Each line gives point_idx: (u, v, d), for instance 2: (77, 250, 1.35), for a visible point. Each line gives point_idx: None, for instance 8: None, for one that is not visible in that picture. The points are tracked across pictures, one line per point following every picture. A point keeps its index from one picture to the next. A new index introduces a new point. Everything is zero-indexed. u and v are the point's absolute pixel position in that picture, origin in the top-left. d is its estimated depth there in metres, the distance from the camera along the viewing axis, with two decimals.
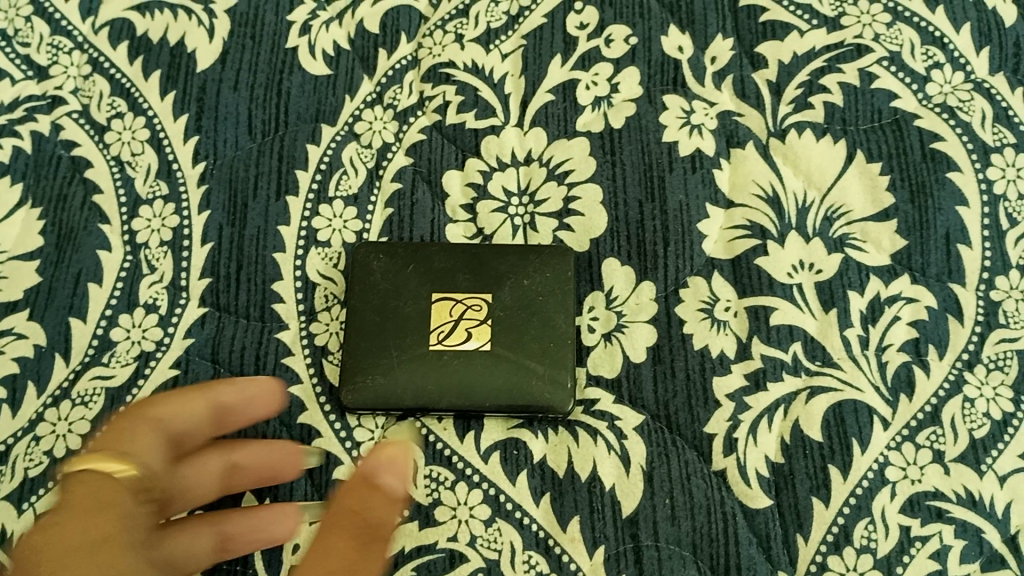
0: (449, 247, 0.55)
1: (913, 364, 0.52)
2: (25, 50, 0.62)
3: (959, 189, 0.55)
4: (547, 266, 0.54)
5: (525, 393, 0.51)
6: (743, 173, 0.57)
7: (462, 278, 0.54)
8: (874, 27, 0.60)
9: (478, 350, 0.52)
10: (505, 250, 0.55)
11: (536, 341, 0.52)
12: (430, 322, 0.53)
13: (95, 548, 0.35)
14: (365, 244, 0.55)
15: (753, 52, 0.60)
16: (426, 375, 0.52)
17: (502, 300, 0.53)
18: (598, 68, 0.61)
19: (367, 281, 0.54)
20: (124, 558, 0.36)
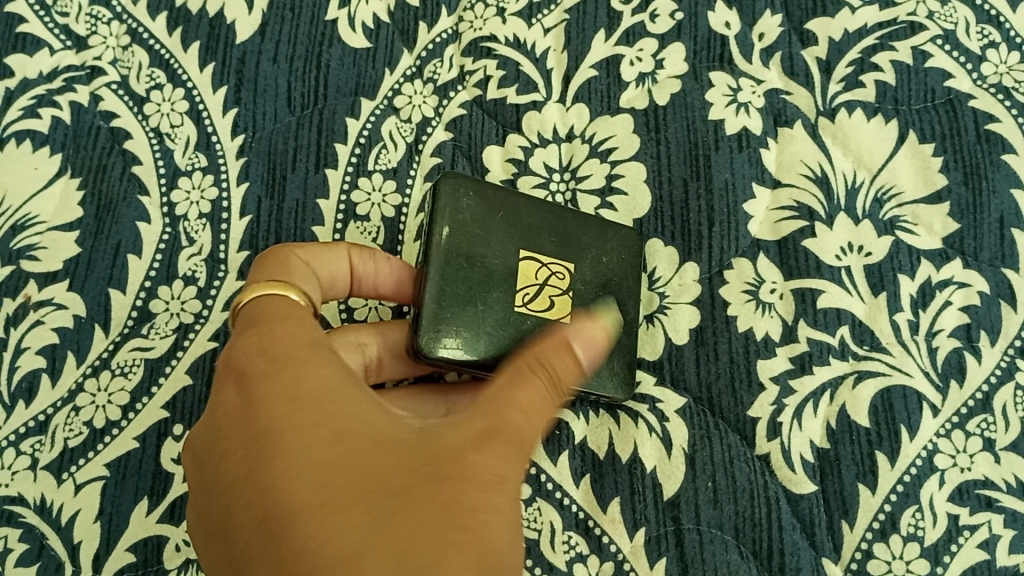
0: (538, 203, 0.52)
1: (964, 350, 0.51)
2: (63, 20, 0.62)
3: (1014, 172, 0.54)
4: (623, 247, 0.52)
5: (600, 375, 0.49)
6: (791, 153, 0.56)
7: (548, 240, 0.52)
8: (928, 4, 0.58)
9: (561, 320, 0.50)
10: (587, 218, 0.53)
11: (613, 321, 0.51)
12: (516, 282, 0.50)
13: (314, 363, 0.42)
14: (456, 176, 0.51)
15: (803, 29, 0.58)
16: (510, 339, 0.49)
17: (584, 272, 0.52)
18: (643, 43, 0.59)
19: (454, 219, 0.50)
20: (331, 364, 0.42)
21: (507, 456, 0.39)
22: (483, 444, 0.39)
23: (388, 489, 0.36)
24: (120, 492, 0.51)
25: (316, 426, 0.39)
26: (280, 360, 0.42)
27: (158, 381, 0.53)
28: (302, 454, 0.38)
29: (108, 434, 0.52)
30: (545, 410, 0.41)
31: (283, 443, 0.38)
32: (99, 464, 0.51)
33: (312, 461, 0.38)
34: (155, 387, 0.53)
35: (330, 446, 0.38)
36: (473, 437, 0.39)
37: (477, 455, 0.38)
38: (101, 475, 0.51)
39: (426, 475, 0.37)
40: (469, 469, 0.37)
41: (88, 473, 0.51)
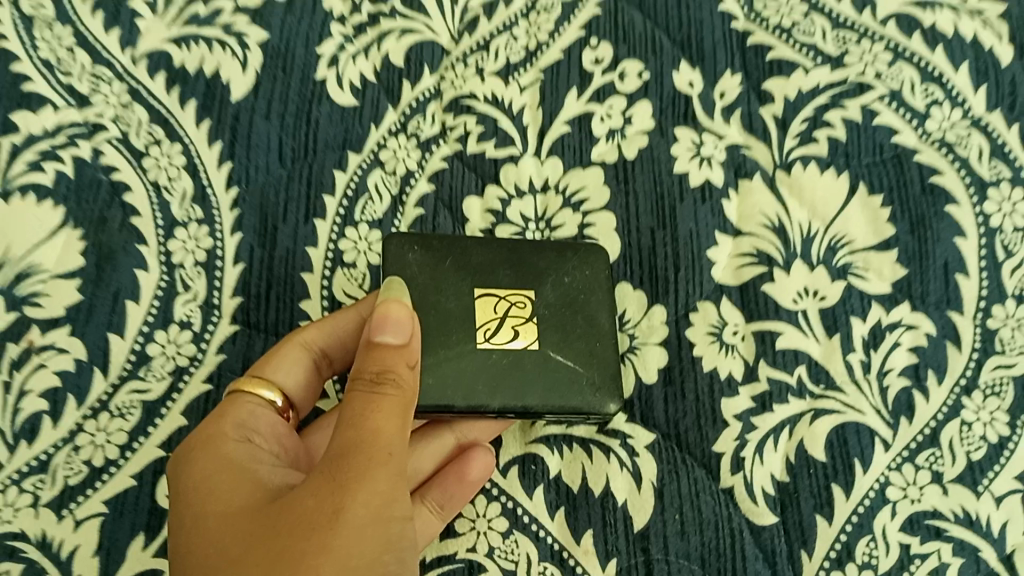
0: (487, 242, 0.56)
1: (913, 388, 0.54)
2: (67, 79, 0.66)
3: (956, 222, 0.58)
4: (587, 264, 0.56)
5: (578, 392, 0.52)
6: (750, 203, 0.59)
7: (503, 274, 0.55)
8: (875, 65, 0.63)
9: (528, 348, 0.53)
10: (543, 247, 0.56)
11: (580, 337, 0.54)
12: (476, 318, 0.53)
13: (216, 446, 0.49)
14: (398, 236, 0.55)
15: (761, 88, 0.63)
16: (479, 378, 0.52)
17: (546, 297, 0.55)
18: (612, 101, 0.64)
19: (401, 272, 0.54)
20: (228, 445, 0.49)
21: (348, 489, 0.42)
22: (326, 487, 0.42)
23: (244, 547, 0.42)
24: (117, 527, 0.53)
25: (205, 505, 0.46)
26: (192, 445, 0.50)
27: (154, 422, 0.56)
28: (194, 530, 0.45)
29: (107, 471, 0.55)
30: (383, 429, 0.44)
31: (185, 526, 0.45)
32: (97, 501, 0.54)
33: (206, 535, 0.44)
34: (153, 426, 0.56)
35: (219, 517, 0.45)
36: (316, 482, 0.43)
37: (317, 500, 0.42)
38: (99, 511, 0.54)
39: (273, 522, 0.42)
40: (311, 509, 0.42)
41: (88, 509, 0.54)
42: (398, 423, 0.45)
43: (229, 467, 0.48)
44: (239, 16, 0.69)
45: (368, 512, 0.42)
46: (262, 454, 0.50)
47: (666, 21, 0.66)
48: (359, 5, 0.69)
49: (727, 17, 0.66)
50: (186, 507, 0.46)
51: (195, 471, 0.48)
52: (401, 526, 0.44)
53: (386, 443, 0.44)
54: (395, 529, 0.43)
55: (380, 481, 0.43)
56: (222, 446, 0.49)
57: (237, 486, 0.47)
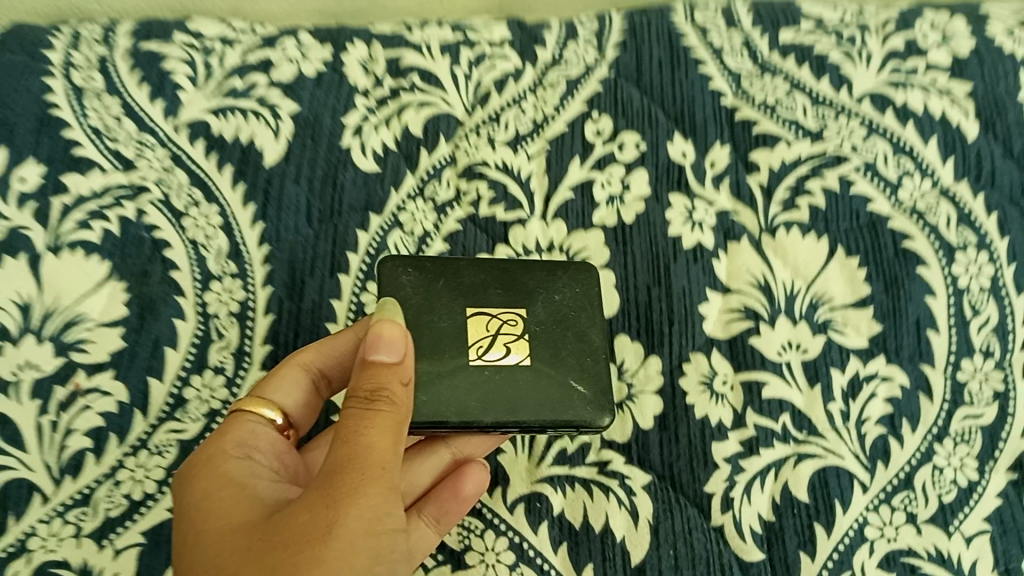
0: (477, 263, 0.58)
1: (888, 435, 0.59)
2: (115, 145, 0.73)
3: (927, 282, 0.63)
4: (575, 282, 0.59)
5: (572, 408, 0.55)
6: (738, 264, 0.65)
7: (494, 292, 0.57)
8: (851, 140, 0.69)
9: (520, 365, 0.55)
10: (532, 267, 0.59)
11: (571, 354, 0.57)
12: (469, 336, 0.55)
13: (218, 464, 0.52)
14: (390, 259, 0.57)
15: (748, 159, 0.69)
16: (473, 395, 0.53)
17: (537, 315, 0.57)
18: (612, 169, 0.70)
19: (395, 293, 0.56)
20: (230, 463, 0.52)
21: (340, 504, 0.44)
22: (320, 503, 0.45)
23: (242, 561, 0.44)
24: (153, 556, 0.59)
25: (209, 521, 0.48)
26: (195, 463, 0.53)
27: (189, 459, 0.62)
28: (197, 546, 0.47)
29: (144, 504, 0.60)
30: (380, 445, 0.46)
31: (190, 541, 0.48)
32: (136, 532, 0.59)
33: (211, 552, 0.46)
34: None
35: (222, 534, 0.47)
36: (311, 499, 0.45)
37: (311, 515, 0.44)
38: (137, 542, 0.59)
39: (269, 536, 0.44)
40: (304, 524, 0.44)
41: (126, 539, 0.59)
42: (393, 439, 0.47)
43: (230, 485, 0.51)
44: (274, 90, 0.75)
45: (360, 526, 0.44)
46: (262, 471, 0.53)
47: (662, 97, 0.73)
48: (381, 81, 0.76)
49: (716, 94, 0.72)
50: (188, 523, 0.49)
51: (198, 488, 0.51)
52: (393, 538, 0.46)
53: (381, 457, 0.46)
54: (387, 542, 0.45)
55: (373, 496, 0.45)
56: (223, 465, 0.52)
57: (236, 503, 0.49)
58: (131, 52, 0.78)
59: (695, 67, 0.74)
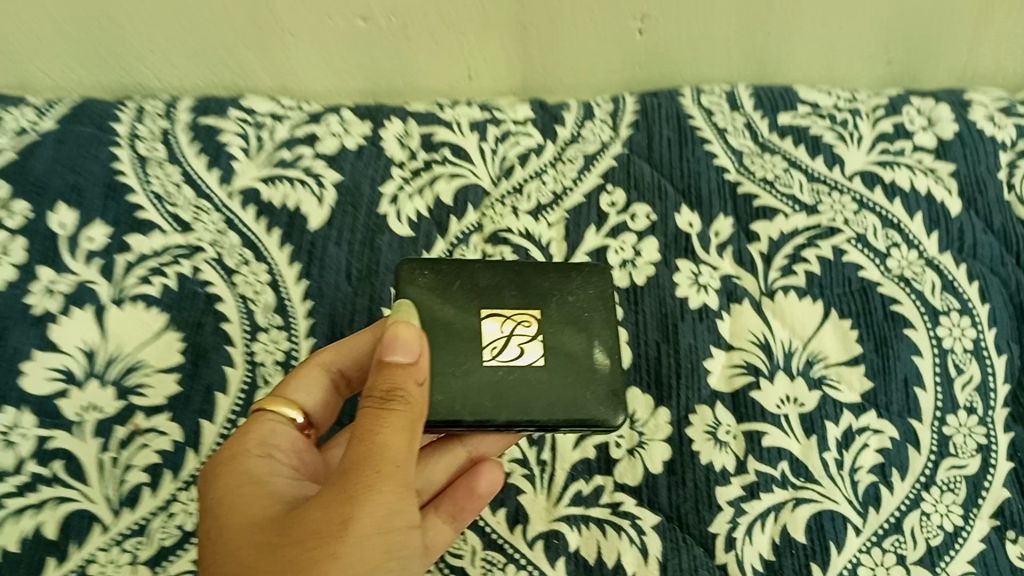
0: (493, 268, 0.63)
1: (879, 482, 0.64)
2: (174, 209, 0.81)
3: (913, 343, 0.69)
4: (586, 285, 0.63)
5: (582, 407, 0.58)
6: (741, 323, 0.71)
7: (509, 295, 0.62)
8: (843, 213, 0.76)
9: (533, 364, 0.59)
10: (546, 270, 0.63)
11: (584, 354, 0.60)
12: (484, 336, 0.59)
13: (238, 460, 0.56)
14: (409, 262, 0.62)
15: (749, 229, 0.76)
16: (485, 394, 0.57)
17: (550, 315, 0.61)
18: (625, 237, 0.76)
19: (413, 295, 0.60)
20: (249, 460, 0.57)
21: (356, 502, 0.49)
22: (337, 500, 0.49)
23: (264, 552, 0.49)
24: None
25: (232, 514, 0.53)
26: (218, 460, 0.57)
27: None
28: (221, 537, 0.52)
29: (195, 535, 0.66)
30: (393, 445, 0.51)
31: (214, 533, 0.52)
32: (187, 560, 0.66)
33: (233, 541, 0.51)
34: None
35: (243, 526, 0.51)
36: (327, 495, 0.49)
37: (328, 512, 0.49)
38: (187, 568, 0.65)
39: (288, 530, 0.49)
40: (323, 520, 0.48)
41: (178, 566, 0.65)
42: (405, 439, 0.51)
43: (252, 480, 0.55)
44: (319, 161, 0.83)
45: (372, 523, 0.49)
46: (279, 466, 0.58)
47: (671, 172, 0.80)
48: (416, 154, 0.84)
49: (720, 170, 0.80)
50: (212, 514, 0.54)
51: (221, 483, 0.55)
52: (402, 534, 0.51)
53: (395, 457, 0.50)
54: (396, 538, 0.50)
55: (387, 494, 0.49)
56: (245, 462, 0.56)
57: (257, 496, 0.54)
58: (190, 126, 0.87)
59: (701, 145, 0.82)
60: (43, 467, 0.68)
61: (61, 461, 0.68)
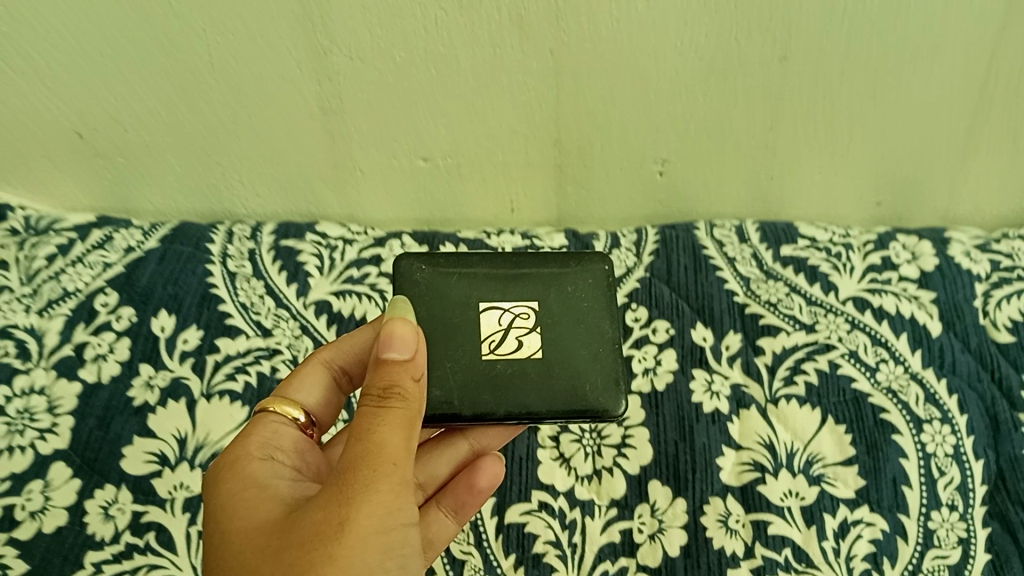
0: (491, 265, 0.71)
1: (872, 569, 0.73)
2: (257, 317, 0.95)
3: (900, 446, 0.79)
4: (579, 282, 0.71)
5: (576, 398, 0.66)
6: (749, 426, 0.81)
7: (508, 290, 0.70)
8: (837, 331, 0.87)
9: (530, 356, 0.67)
10: (541, 267, 0.71)
11: (579, 347, 0.68)
12: (483, 332, 0.68)
13: (241, 464, 0.61)
14: (409, 258, 0.71)
15: (756, 344, 0.87)
16: (484, 387, 0.66)
17: (547, 308, 0.70)
18: (647, 348, 0.88)
19: (416, 290, 0.69)
20: (251, 463, 0.61)
21: (354, 504, 0.53)
22: (336, 502, 0.53)
23: (270, 554, 0.53)
24: None
25: (238, 519, 0.57)
26: (223, 465, 0.62)
27: None
28: (229, 541, 0.56)
29: None
30: (390, 446, 0.55)
31: (222, 538, 0.57)
32: None
33: (240, 545, 0.55)
34: None
35: (249, 531, 0.56)
36: (328, 497, 0.54)
37: (329, 513, 0.53)
38: None
39: (291, 531, 0.53)
40: (323, 522, 0.53)
41: None
42: (402, 438, 0.56)
43: (257, 485, 0.59)
44: (382, 278, 0.98)
45: (372, 522, 0.53)
46: (282, 467, 0.62)
47: (687, 294, 0.92)
48: None
49: (730, 292, 0.92)
50: (221, 518, 0.58)
51: (225, 489, 0.59)
52: (401, 531, 0.55)
53: (392, 456, 0.55)
54: (394, 536, 0.55)
55: (384, 493, 0.54)
56: (248, 465, 0.61)
57: (262, 499, 0.58)
58: (273, 246, 1.02)
59: (713, 271, 0.94)
60: (137, 537, 0.79)
61: (153, 532, 0.80)
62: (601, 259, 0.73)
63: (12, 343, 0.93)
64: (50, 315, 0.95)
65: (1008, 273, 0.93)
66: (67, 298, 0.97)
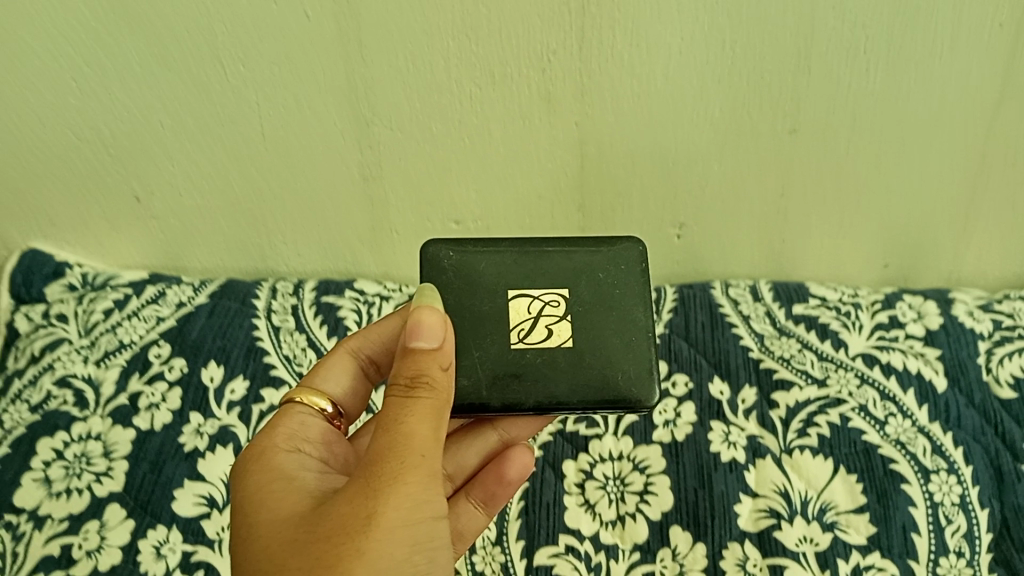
0: (520, 252, 0.72)
1: None
2: (299, 369, 1.01)
3: (909, 495, 0.83)
4: (611, 269, 0.72)
5: (607, 388, 0.68)
6: (765, 475, 0.86)
7: (539, 278, 0.71)
8: (848, 386, 0.92)
9: (561, 346, 0.69)
10: (572, 253, 0.72)
11: (610, 336, 0.70)
12: (511, 322, 0.70)
13: (270, 458, 0.65)
14: (437, 244, 0.72)
15: (771, 397, 0.92)
16: (513, 378, 0.68)
17: (578, 296, 0.71)
18: (667, 401, 0.93)
19: (443, 278, 0.71)
20: (279, 458, 0.66)
21: (380, 499, 0.56)
22: (363, 495, 0.57)
23: (297, 544, 0.57)
24: None
25: (266, 509, 0.61)
26: (254, 457, 0.66)
27: None
28: (258, 530, 0.60)
29: None
30: (417, 439, 0.58)
31: (250, 527, 0.61)
32: None
33: (268, 534, 0.59)
34: None
35: (278, 521, 0.60)
36: (356, 490, 0.57)
37: (355, 506, 0.57)
38: None
39: (318, 523, 0.57)
40: (350, 516, 0.56)
41: None
42: (428, 430, 0.59)
43: (284, 477, 0.64)
44: None
45: (396, 514, 0.57)
46: (308, 460, 0.67)
47: (705, 349, 0.98)
48: None
49: (745, 348, 0.97)
50: (251, 507, 0.62)
51: (253, 481, 0.64)
52: (428, 523, 0.59)
53: (418, 448, 0.58)
54: (422, 529, 0.58)
55: (410, 487, 0.57)
56: (276, 459, 0.65)
57: (290, 491, 0.62)
58: (314, 303, 1.09)
59: (729, 328, 1.00)
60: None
61: (203, 570, 0.85)
62: (635, 243, 0.74)
63: (71, 391, 0.99)
64: (107, 365, 1.02)
65: (1010, 332, 0.98)
66: (122, 350, 1.03)
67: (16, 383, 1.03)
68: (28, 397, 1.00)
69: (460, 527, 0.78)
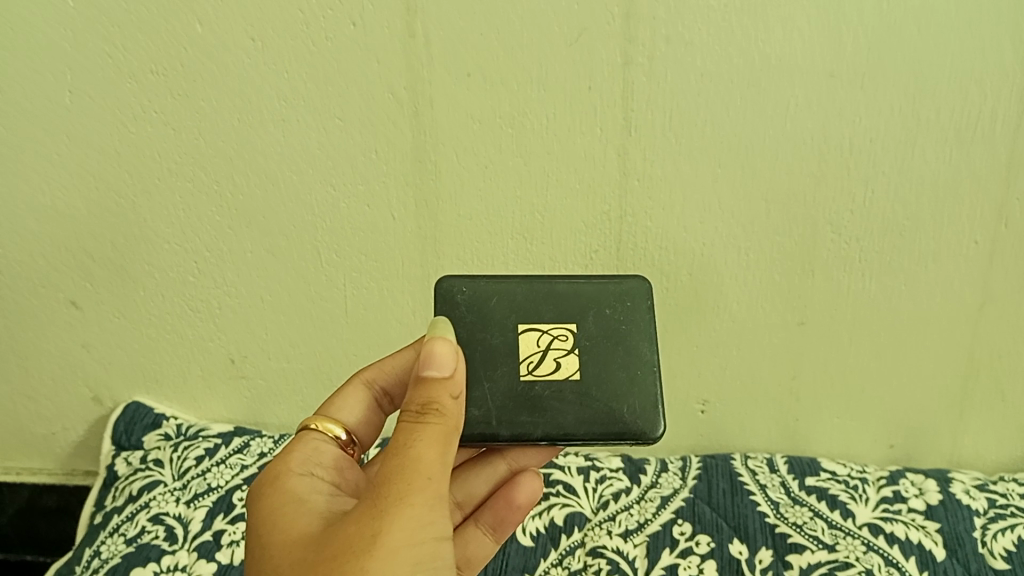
0: (529, 289, 0.81)
1: None
2: None
3: None
4: (615, 306, 0.82)
5: (611, 421, 0.77)
6: None
7: (547, 314, 0.80)
8: (855, 551, 1.02)
9: (568, 378, 0.78)
10: (579, 290, 0.82)
11: (614, 371, 0.79)
12: (521, 355, 0.79)
13: (284, 482, 0.72)
14: (451, 279, 0.81)
15: (786, 558, 1.03)
16: (522, 408, 0.77)
17: (585, 330, 0.80)
18: (691, 557, 1.04)
19: (455, 312, 0.80)
20: (293, 481, 0.72)
21: (386, 518, 0.62)
22: (370, 515, 0.63)
23: (307, 561, 0.62)
24: None
25: (281, 531, 0.67)
26: (271, 481, 0.73)
27: None
28: (273, 550, 0.66)
29: None
30: (422, 462, 0.65)
31: (266, 549, 0.67)
32: None
33: (281, 555, 0.65)
34: None
35: (292, 541, 0.66)
36: (365, 511, 0.63)
37: (362, 526, 0.62)
38: None
39: (327, 542, 0.63)
40: (356, 534, 0.62)
41: None
42: (433, 455, 0.65)
43: (297, 500, 0.70)
44: None
45: (399, 533, 0.62)
46: (320, 484, 0.73)
47: (725, 513, 1.09)
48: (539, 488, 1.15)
49: (762, 514, 1.09)
50: (268, 529, 0.69)
51: (271, 503, 0.71)
52: (431, 544, 0.64)
53: (424, 470, 0.64)
54: (425, 549, 0.63)
55: (415, 508, 0.63)
56: (289, 484, 0.72)
57: (304, 513, 0.69)
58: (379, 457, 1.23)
59: (747, 495, 1.12)
60: None
61: None
62: (639, 284, 0.83)
63: (163, 527, 1.13)
64: (196, 505, 1.16)
65: (1003, 509, 1.08)
66: (210, 492, 1.18)
67: (115, 518, 1.18)
68: (125, 531, 1.14)
69: (473, 551, 0.89)
